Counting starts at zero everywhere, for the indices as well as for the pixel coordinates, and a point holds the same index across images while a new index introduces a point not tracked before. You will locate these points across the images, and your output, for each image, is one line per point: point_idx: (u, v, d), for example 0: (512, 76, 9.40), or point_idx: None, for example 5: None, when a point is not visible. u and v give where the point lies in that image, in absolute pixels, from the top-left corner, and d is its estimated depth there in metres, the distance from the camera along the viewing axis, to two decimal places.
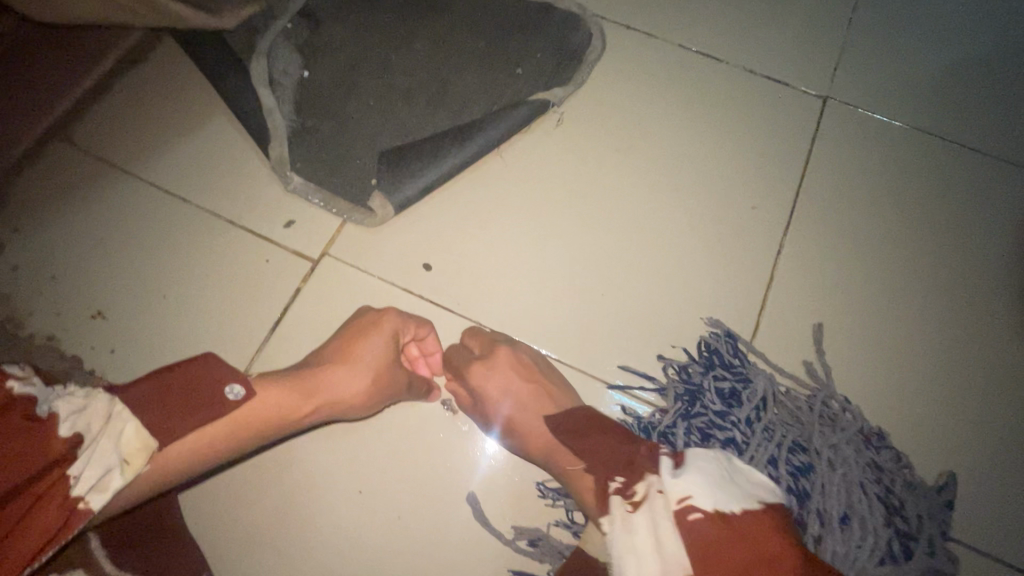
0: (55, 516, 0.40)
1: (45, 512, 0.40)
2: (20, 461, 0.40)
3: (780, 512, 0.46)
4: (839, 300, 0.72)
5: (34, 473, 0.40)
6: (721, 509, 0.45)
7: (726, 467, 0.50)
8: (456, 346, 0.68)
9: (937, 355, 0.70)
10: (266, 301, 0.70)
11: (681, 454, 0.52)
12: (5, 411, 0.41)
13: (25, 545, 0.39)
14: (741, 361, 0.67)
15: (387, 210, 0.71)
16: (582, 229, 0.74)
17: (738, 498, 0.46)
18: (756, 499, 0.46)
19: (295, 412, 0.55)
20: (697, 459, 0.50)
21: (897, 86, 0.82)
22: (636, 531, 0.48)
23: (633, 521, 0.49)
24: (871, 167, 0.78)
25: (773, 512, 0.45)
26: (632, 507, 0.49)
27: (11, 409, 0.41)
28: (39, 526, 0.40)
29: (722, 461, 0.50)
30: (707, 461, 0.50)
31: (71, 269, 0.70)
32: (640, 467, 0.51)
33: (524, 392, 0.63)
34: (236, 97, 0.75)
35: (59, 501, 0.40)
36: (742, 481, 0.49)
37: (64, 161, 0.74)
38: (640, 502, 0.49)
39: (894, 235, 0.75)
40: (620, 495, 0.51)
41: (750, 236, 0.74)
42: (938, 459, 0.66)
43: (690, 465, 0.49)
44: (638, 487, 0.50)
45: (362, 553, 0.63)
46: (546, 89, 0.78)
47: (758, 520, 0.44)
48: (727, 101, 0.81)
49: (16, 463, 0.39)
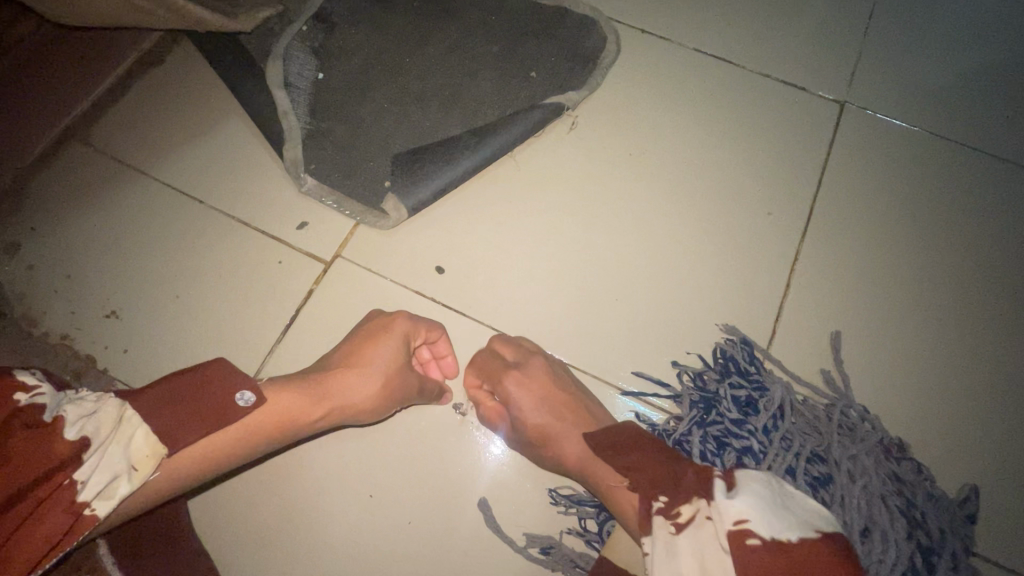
0: (60, 521, 0.40)
1: (50, 517, 0.40)
2: (27, 466, 0.40)
3: (841, 544, 0.43)
4: (856, 308, 0.71)
5: (39, 478, 0.40)
6: (779, 536, 0.43)
7: (779, 493, 0.48)
8: (471, 360, 0.67)
9: (957, 365, 0.68)
10: (278, 303, 0.70)
11: (733, 475, 0.50)
12: (11, 417, 0.41)
13: (29, 549, 0.39)
14: (757, 368, 0.67)
15: (400, 212, 0.71)
16: (595, 234, 0.73)
17: (796, 526, 0.44)
18: (813, 528, 0.44)
19: (307, 416, 0.54)
20: (752, 485, 0.48)
21: (915, 92, 0.81)
22: (678, 553, 0.47)
23: (676, 543, 0.48)
24: (888, 173, 0.77)
25: (833, 544, 0.43)
26: (676, 530, 0.49)
27: (15, 416, 0.41)
28: (43, 530, 0.39)
29: (777, 485, 0.48)
30: (760, 487, 0.48)
31: (85, 268, 0.71)
32: (685, 488, 0.51)
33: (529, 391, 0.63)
34: (251, 99, 0.75)
35: (65, 506, 0.40)
36: (795, 508, 0.46)
37: (80, 162, 0.75)
38: (684, 525, 0.48)
39: (912, 241, 0.74)
40: (663, 515, 0.50)
41: (765, 242, 0.73)
42: (959, 471, 0.64)
43: (744, 487, 0.47)
44: (683, 510, 0.49)
45: (370, 559, 0.62)
46: (559, 92, 0.77)
47: (820, 551, 0.42)
48: (742, 106, 0.80)
49: (22, 468, 0.39)
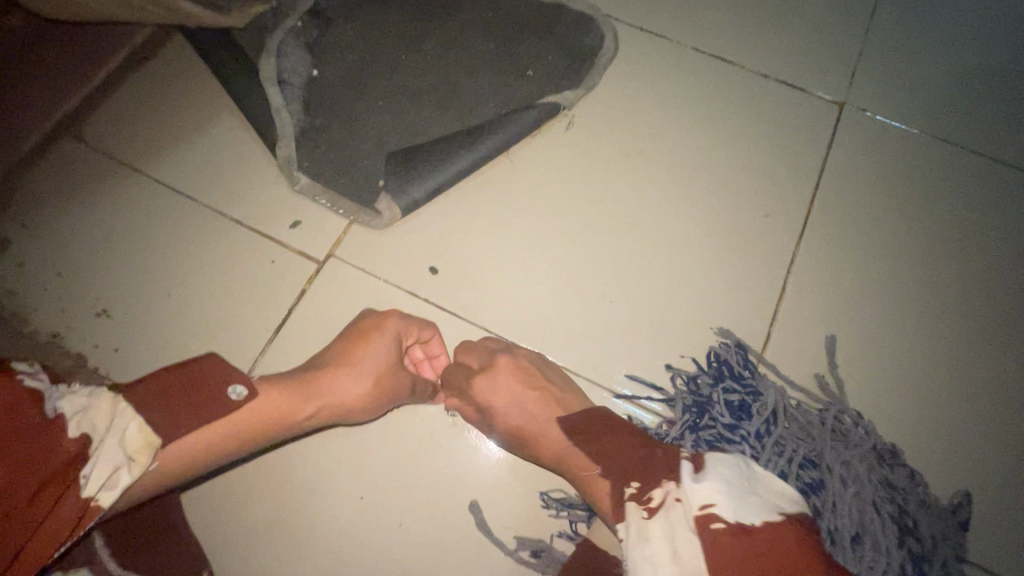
0: (68, 516, 0.40)
1: (58, 513, 0.40)
2: (36, 464, 0.39)
3: (803, 525, 0.45)
4: (852, 313, 0.70)
5: (49, 475, 0.40)
6: (743, 521, 0.45)
7: (746, 476, 0.50)
8: (460, 343, 0.67)
9: (953, 371, 0.68)
10: (269, 302, 0.69)
11: (700, 459, 0.52)
12: (15, 406, 0.40)
13: (42, 544, 0.39)
14: (751, 372, 0.66)
15: (394, 212, 0.70)
16: (590, 235, 0.73)
17: (761, 509, 0.46)
18: (777, 511, 0.46)
19: (294, 417, 0.54)
20: (721, 468, 0.50)
21: (915, 94, 0.80)
22: (652, 537, 0.48)
23: (649, 528, 0.49)
24: (887, 176, 0.77)
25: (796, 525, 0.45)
26: (648, 514, 0.50)
27: (20, 406, 0.40)
28: (52, 527, 0.40)
29: (743, 468, 0.50)
30: (728, 469, 0.49)
31: (76, 265, 0.70)
32: (656, 473, 0.52)
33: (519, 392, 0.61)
34: (244, 96, 0.74)
35: (72, 500, 0.41)
36: (760, 492, 0.48)
37: (73, 157, 0.74)
38: (656, 509, 0.50)
39: (910, 245, 0.73)
40: (636, 501, 0.51)
41: (762, 244, 0.73)
42: (952, 478, 0.64)
43: (712, 471, 0.49)
44: (655, 494, 0.51)
45: (359, 561, 0.62)
46: (556, 91, 0.76)
47: (782, 531, 0.44)
48: (740, 106, 0.79)
49: (30, 466, 0.39)
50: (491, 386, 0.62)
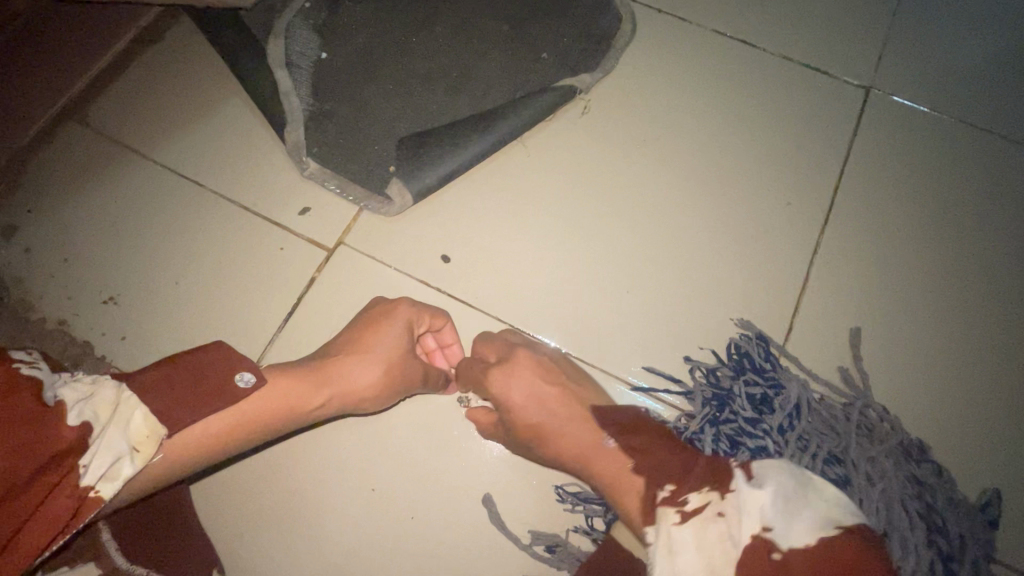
0: (65, 506, 0.38)
1: (56, 504, 0.38)
2: (31, 450, 0.38)
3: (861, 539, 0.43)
4: (877, 305, 0.68)
5: (45, 463, 0.38)
6: (797, 541, 0.43)
7: (802, 487, 0.48)
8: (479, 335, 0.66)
9: (983, 365, 0.66)
10: (278, 291, 0.68)
11: (753, 468, 0.50)
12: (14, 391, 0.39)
13: (37, 534, 0.37)
14: (773, 365, 0.64)
15: (405, 198, 0.69)
16: (606, 223, 0.71)
17: (819, 525, 0.45)
18: (832, 526, 0.44)
19: (304, 405, 0.52)
20: (770, 479, 0.48)
21: (945, 77, 0.77)
22: (682, 548, 0.47)
23: (678, 537, 0.47)
24: (914, 163, 0.74)
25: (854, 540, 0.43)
26: (680, 519, 0.48)
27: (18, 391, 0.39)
28: (49, 517, 0.38)
29: (799, 475, 0.49)
30: (778, 480, 0.48)
31: (83, 252, 0.69)
32: (695, 478, 0.51)
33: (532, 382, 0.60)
34: (251, 79, 0.72)
35: (69, 491, 0.39)
36: (816, 504, 0.46)
37: (79, 142, 0.72)
38: (690, 514, 0.48)
39: (938, 235, 0.71)
40: (669, 503, 0.50)
41: (784, 233, 0.71)
42: (981, 475, 0.62)
43: (762, 484, 0.48)
44: (691, 499, 0.49)
45: (371, 553, 0.61)
46: (571, 75, 0.74)
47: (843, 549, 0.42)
48: (762, 91, 0.76)
49: (26, 451, 0.37)
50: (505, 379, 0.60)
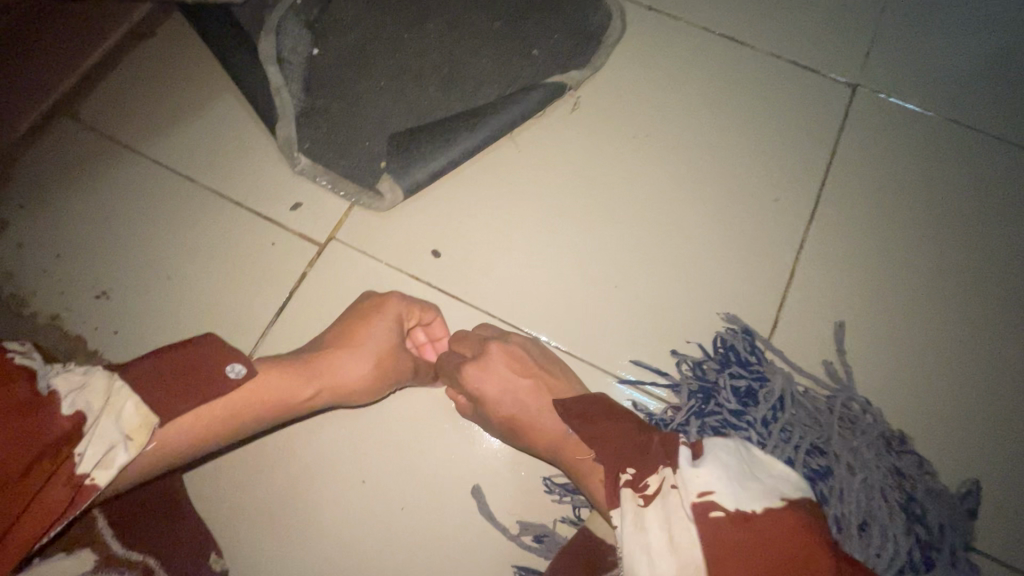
0: (63, 494, 0.39)
1: (53, 491, 0.39)
2: (28, 439, 0.38)
3: (805, 508, 0.43)
4: (862, 299, 0.69)
5: (41, 452, 0.39)
6: (742, 509, 0.43)
7: (742, 460, 0.48)
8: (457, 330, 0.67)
9: (964, 358, 0.67)
10: (271, 285, 0.69)
11: (697, 447, 0.50)
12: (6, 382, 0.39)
13: (35, 521, 0.38)
14: (758, 358, 0.65)
15: (396, 194, 0.69)
16: (595, 218, 0.72)
17: (759, 495, 0.44)
18: (777, 495, 0.44)
19: (294, 398, 0.53)
20: (718, 454, 0.48)
21: (930, 75, 0.78)
22: (648, 526, 0.46)
23: (645, 517, 0.47)
24: (900, 160, 0.75)
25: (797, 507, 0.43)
26: (644, 501, 0.47)
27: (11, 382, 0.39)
28: (47, 504, 0.39)
29: (744, 452, 0.49)
30: (725, 454, 0.48)
31: (75, 247, 0.69)
32: (653, 459, 0.50)
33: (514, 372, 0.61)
34: (243, 74, 0.73)
35: (66, 479, 0.40)
36: (758, 476, 0.46)
37: (71, 138, 0.73)
38: (652, 496, 0.47)
39: (922, 230, 0.72)
40: (631, 487, 0.49)
41: (770, 229, 0.71)
42: (962, 466, 0.63)
43: (708, 458, 0.47)
44: (651, 481, 0.48)
45: (361, 544, 0.62)
46: (562, 71, 0.75)
47: (785, 515, 0.42)
48: (750, 88, 0.77)
49: (22, 440, 0.38)
50: (494, 372, 0.61)
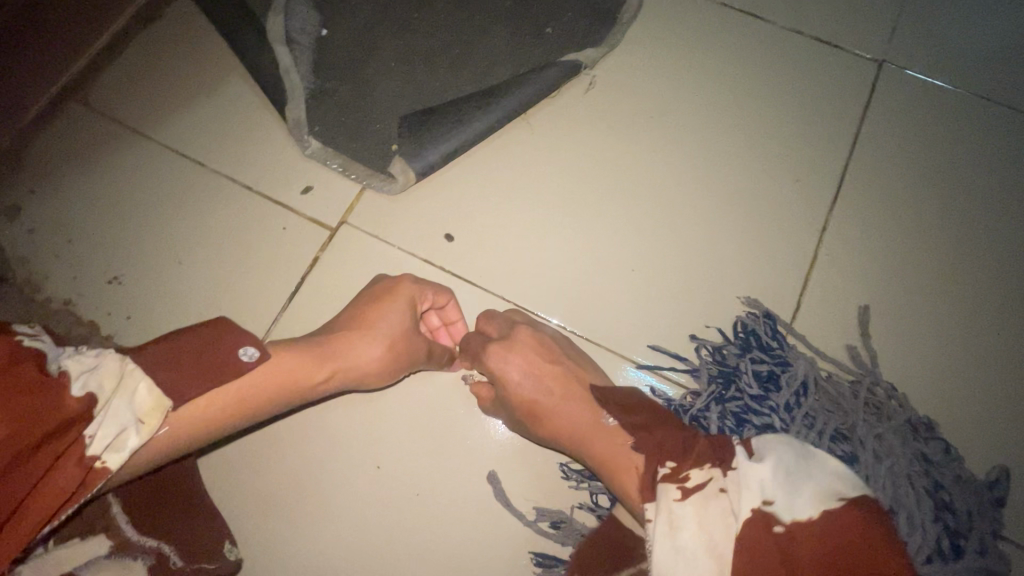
0: (72, 476, 0.39)
1: (63, 472, 0.39)
2: (39, 420, 0.37)
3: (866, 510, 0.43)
4: (887, 282, 0.67)
5: (51, 433, 0.38)
6: (801, 517, 0.43)
7: (804, 462, 0.47)
8: (482, 311, 0.66)
9: (993, 342, 0.65)
10: (283, 269, 0.68)
11: (753, 443, 0.50)
12: (18, 360, 0.38)
13: (45, 503, 0.38)
14: (779, 343, 0.63)
15: (408, 175, 0.68)
16: (611, 200, 0.70)
17: (818, 499, 0.44)
18: (836, 498, 0.44)
19: (307, 381, 0.52)
20: (773, 453, 0.48)
21: (959, 50, 0.75)
22: (683, 524, 0.45)
23: (681, 513, 0.46)
24: (926, 138, 0.72)
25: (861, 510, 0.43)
26: (682, 495, 0.47)
27: (23, 360, 0.39)
28: (57, 485, 0.38)
29: (799, 449, 0.48)
30: (780, 454, 0.48)
31: (87, 233, 0.69)
32: (696, 455, 0.49)
33: (529, 357, 0.60)
34: (250, 55, 0.71)
35: (76, 460, 0.39)
36: (816, 478, 0.46)
37: (81, 123, 0.72)
38: (692, 491, 0.47)
39: (949, 211, 0.70)
40: (670, 480, 0.48)
41: (791, 210, 0.69)
42: (990, 452, 0.61)
43: (764, 458, 0.47)
44: (693, 476, 0.48)
45: (376, 529, 0.61)
46: (576, 49, 0.73)
47: (844, 525, 0.42)
48: (770, 65, 0.75)
49: (34, 420, 0.37)
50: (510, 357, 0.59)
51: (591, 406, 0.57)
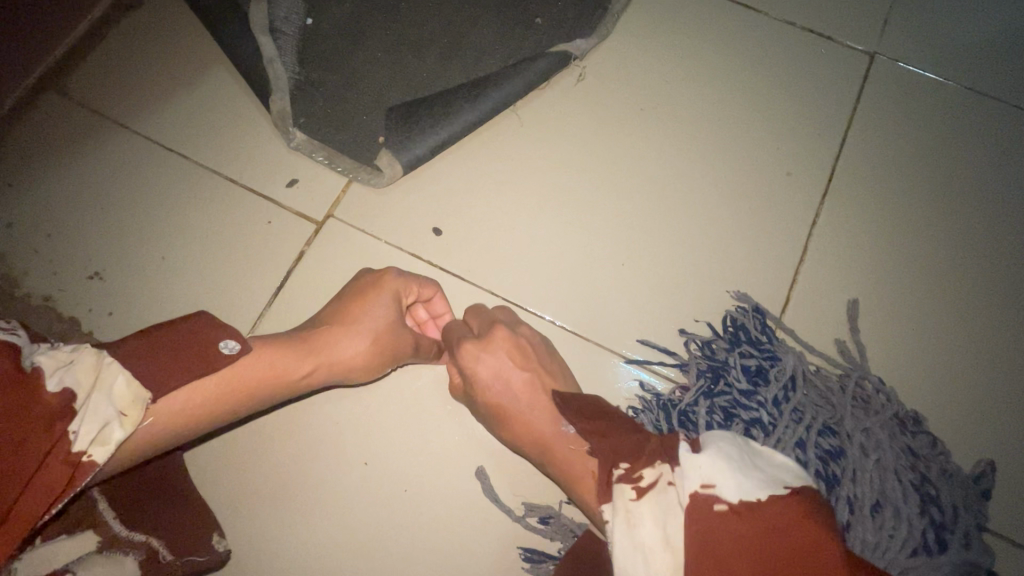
0: (59, 471, 0.38)
1: (49, 468, 0.38)
2: (20, 416, 0.37)
3: (807, 496, 0.44)
4: (876, 277, 0.67)
5: (30, 429, 0.37)
6: (746, 499, 0.44)
7: (747, 453, 0.48)
8: (471, 306, 0.65)
9: (981, 336, 0.65)
10: (268, 264, 0.67)
11: (698, 436, 0.50)
12: None
13: (34, 500, 0.37)
14: (768, 337, 0.63)
15: (395, 169, 0.66)
16: (601, 193, 0.69)
17: (761, 484, 0.45)
18: (780, 485, 0.45)
19: (291, 375, 0.52)
20: (718, 441, 0.48)
21: (951, 42, 0.75)
22: (641, 521, 0.46)
23: (636, 512, 0.46)
24: (917, 131, 0.72)
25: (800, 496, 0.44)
26: (637, 494, 0.47)
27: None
28: (46, 482, 0.38)
29: (741, 441, 0.49)
30: (724, 442, 0.48)
31: (67, 227, 0.67)
32: (649, 454, 0.49)
33: (518, 359, 0.59)
34: (233, 44, 0.69)
35: (62, 456, 0.38)
36: (760, 469, 0.46)
37: (59, 113, 0.70)
38: (645, 489, 0.47)
39: (939, 204, 0.69)
40: (624, 480, 0.48)
41: (782, 204, 0.69)
42: (976, 446, 0.62)
43: (709, 448, 0.47)
44: (646, 474, 0.48)
45: (363, 525, 0.61)
46: (567, 40, 0.71)
47: (785, 512, 0.42)
48: (763, 57, 0.74)
49: (13, 417, 0.36)
50: (499, 353, 0.59)
51: (555, 409, 0.57)
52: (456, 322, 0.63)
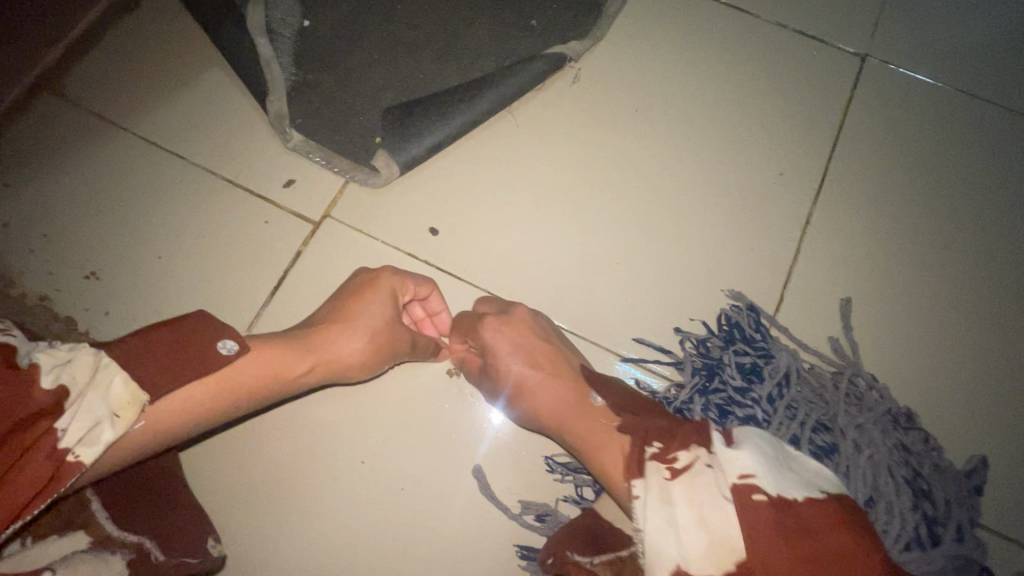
0: (43, 469, 0.38)
1: (32, 465, 0.37)
2: (7, 410, 0.37)
3: (844, 504, 0.42)
4: (869, 275, 0.68)
5: (17, 423, 0.37)
6: (784, 495, 0.42)
7: (781, 452, 0.47)
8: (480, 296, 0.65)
9: (972, 334, 0.66)
10: (265, 264, 0.67)
11: (733, 431, 0.49)
12: None
13: (14, 496, 0.37)
14: (762, 335, 0.64)
15: (391, 169, 0.67)
16: (596, 193, 0.70)
17: (799, 486, 0.43)
18: (818, 489, 0.43)
19: (288, 373, 0.52)
20: (756, 438, 0.47)
21: (941, 45, 0.76)
22: (674, 503, 0.45)
23: (650, 506, 0.46)
24: (909, 132, 0.73)
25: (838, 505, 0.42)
26: (671, 475, 0.47)
27: None
28: (28, 479, 0.37)
29: (779, 444, 0.47)
30: (762, 441, 0.47)
31: (63, 227, 0.67)
32: (684, 435, 0.49)
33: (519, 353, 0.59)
34: (230, 45, 0.70)
35: (47, 454, 0.38)
36: (799, 469, 0.45)
37: (55, 114, 0.70)
38: (680, 470, 0.47)
39: (931, 204, 0.70)
40: (659, 460, 0.48)
41: (776, 204, 0.70)
42: (968, 442, 0.62)
43: (746, 442, 0.46)
44: (680, 455, 0.48)
45: (360, 524, 0.61)
46: (562, 42, 0.72)
47: (827, 511, 0.41)
48: (757, 59, 0.75)
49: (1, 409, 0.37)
50: (498, 352, 0.59)
51: (564, 395, 0.57)
52: (456, 317, 0.64)
